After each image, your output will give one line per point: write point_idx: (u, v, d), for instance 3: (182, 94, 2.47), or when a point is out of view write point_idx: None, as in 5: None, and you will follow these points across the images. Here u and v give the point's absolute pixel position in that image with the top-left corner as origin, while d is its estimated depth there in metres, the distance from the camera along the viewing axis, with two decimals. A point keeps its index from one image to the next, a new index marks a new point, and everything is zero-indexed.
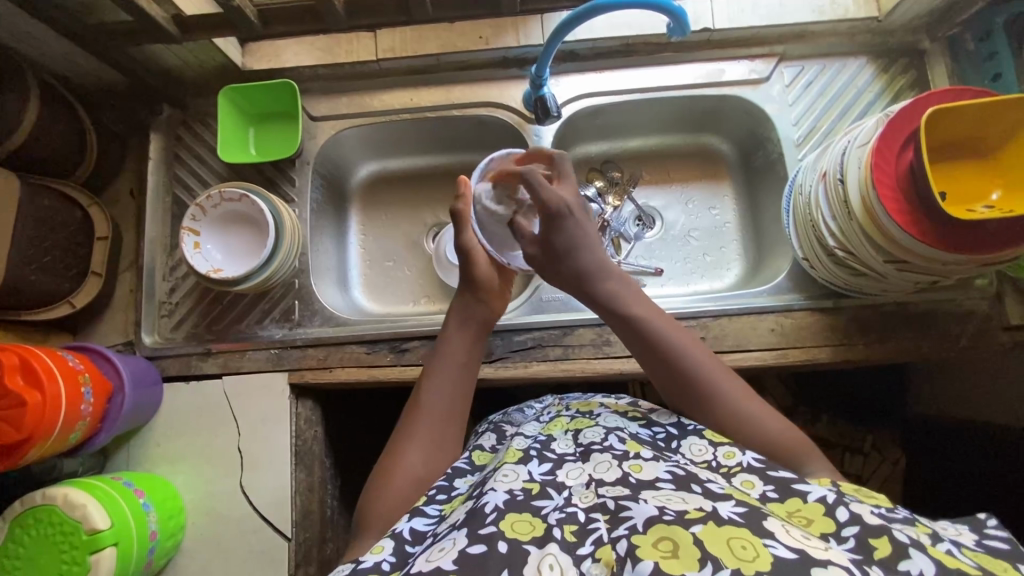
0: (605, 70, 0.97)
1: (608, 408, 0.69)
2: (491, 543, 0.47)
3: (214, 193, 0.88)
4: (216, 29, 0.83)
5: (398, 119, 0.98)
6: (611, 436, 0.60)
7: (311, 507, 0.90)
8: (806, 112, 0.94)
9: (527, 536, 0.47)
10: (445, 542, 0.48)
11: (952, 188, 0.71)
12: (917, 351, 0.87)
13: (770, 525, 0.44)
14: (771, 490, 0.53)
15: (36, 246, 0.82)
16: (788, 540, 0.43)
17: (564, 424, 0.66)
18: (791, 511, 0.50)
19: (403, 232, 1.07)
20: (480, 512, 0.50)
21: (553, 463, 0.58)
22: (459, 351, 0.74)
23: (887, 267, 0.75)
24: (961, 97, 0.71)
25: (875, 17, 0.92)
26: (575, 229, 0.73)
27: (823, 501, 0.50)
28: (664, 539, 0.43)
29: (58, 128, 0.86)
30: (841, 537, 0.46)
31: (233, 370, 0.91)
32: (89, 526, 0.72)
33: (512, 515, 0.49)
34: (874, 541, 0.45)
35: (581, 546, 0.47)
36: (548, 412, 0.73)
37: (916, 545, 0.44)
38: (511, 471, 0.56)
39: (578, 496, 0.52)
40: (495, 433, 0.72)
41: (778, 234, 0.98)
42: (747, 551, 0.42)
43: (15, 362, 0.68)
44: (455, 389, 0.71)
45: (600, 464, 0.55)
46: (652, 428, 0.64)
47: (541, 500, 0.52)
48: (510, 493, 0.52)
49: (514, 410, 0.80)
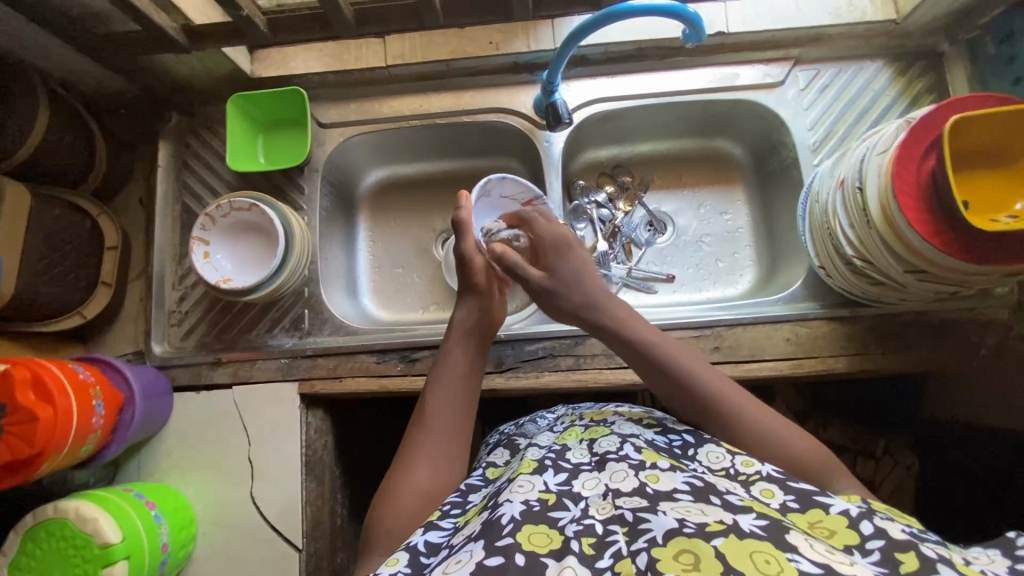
0: (617, 74, 0.96)
1: (622, 415, 0.68)
2: (507, 555, 0.46)
3: (223, 202, 0.88)
4: (224, 38, 0.82)
5: (407, 125, 0.98)
6: (626, 445, 0.59)
7: (322, 517, 0.89)
8: (821, 117, 0.93)
9: (544, 548, 0.47)
10: (462, 554, 0.48)
11: (976, 197, 0.69)
12: (935, 360, 0.85)
13: (792, 539, 0.43)
14: (792, 500, 0.51)
15: (45, 257, 0.82)
16: (812, 555, 0.42)
17: (579, 433, 0.65)
18: (813, 522, 0.49)
19: (413, 237, 1.06)
20: (496, 524, 0.49)
21: (568, 473, 0.56)
22: (461, 363, 0.73)
23: (907, 277, 0.74)
24: (983, 105, 0.69)
25: (894, 19, 0.90)
26: (574, 261, 0.77)
27: (846, 514, 0.49)
28: (685, 552, 0.43)
29: (67, 139, 0.86)
30: (865, 550, 0.45)
31: (243, 380, 0.91)
32: (101, 540, 0.71)
33: (529, 526, 0.48)
34: (902, 556, 0.44)
35: (600, 559, 0.45)
36: (561, 423, 0.71)
37: (943, 560, 0.43)
38: (526, 482, 0.54)
39: (595, 508, 0.51)
40: (508, 448, 0.72)
41: (793, 241, 0.96)
42: (770, 565, 0.41)
43: (26, 378, 0.68)
44: (459, 401, 0.70)
45: (616, 474, 0.54)
46: (668, 435, 0.63)
47: (558, 512, 0.51)
48: (526, 504, 0.51)
49: (528, 422, 0.79)
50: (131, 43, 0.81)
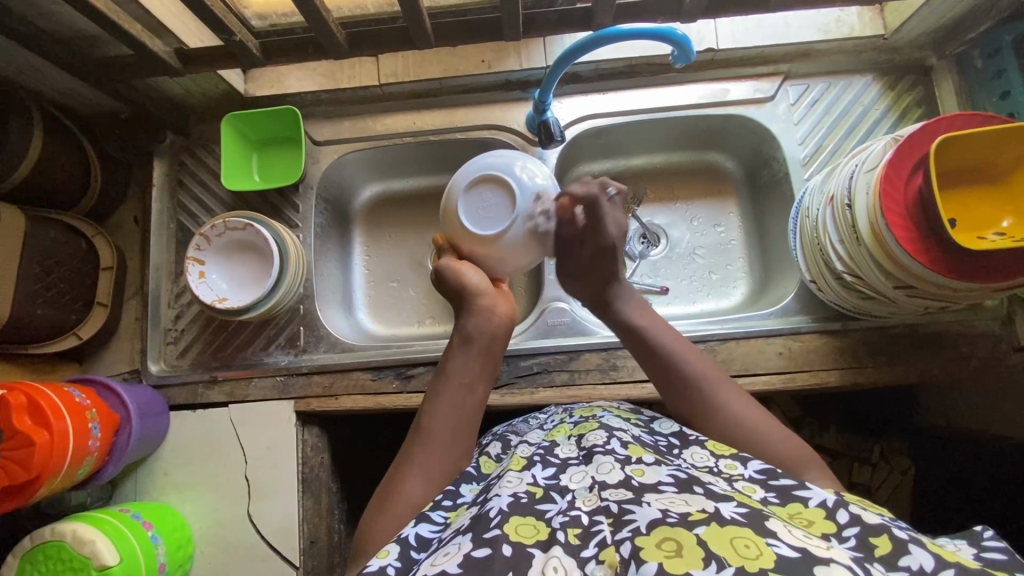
0: (608, 91, 0.96)
1: (611, 412, 0.70)
2: (495, 546, 0.46)
3: (218, 223, 0.89)
4: (217, 60, 0.82)
5: (400, 142, 0.98)
6: (613, 440, 0.59)
7: (319, 534, 0.90)
8: (811, 131, 0.94)
9: (531, 540, 0.46)
10: (450, 547, 0.48)
11: (962, 214, 0.70)
12: (926, 372, 0.86)
13: (772, 525, 0.43)
14: (773, 496, 0.51)
15: (41, 280, 0.83)
16: (791, 540, 0.41)
17: (568, 430, 0.66)
18: (792, 513, 0.48)
19: (408, 252, 1.06)
20: (484, 517, 0.49)
21: (557, 468, 0.57)
22: (468, 371, 0.69)
23: (897, 293, 0.74)
24: (969, 122, 0.70)
25: (882, 34, 0.91)
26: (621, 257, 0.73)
27: (824, 505, 0.48)
28: (669, 540, 0.42)
29: (61, 161, 0.86)
30: (842, 537, 0.45)
31: (239, 399, 0.91)
32: (98, 563, 0.72)
33: (517, 518, 0.49)
34: (875, 540, 0.44)
35: (585, 549, 0.45)
36: (551, 421, 0.73)
37: (915, 541, 0.43)
38: (515, 477, 0.55)
39: (582, 499, 0.51)
40: (501, 441, 0.72)
41: (785, 253, 0.97)
42: (750, 549, 0.40)
43: (22, 402, 0.68)
44: (460, 413, 0.67)
45: (602, 466, 0.54)
46: (655, 436, 0.64)
47: (545, 504, 0.51)
48: (515, 496, 0.52)
49: (519, 420, 0.79)
50: (124, 66, 0.82)
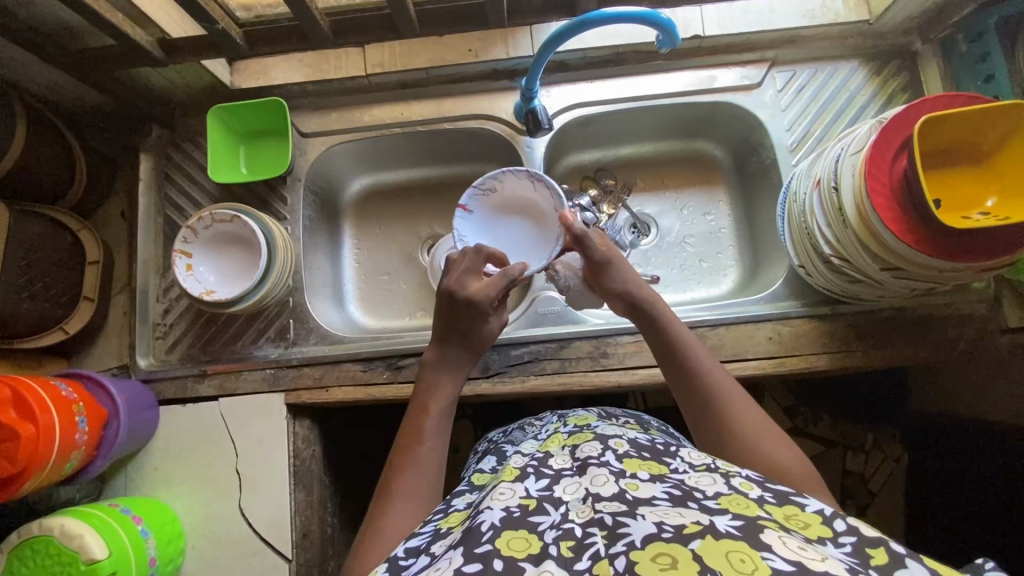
0: (595, 79, 0.96)
1: (605, 420, 0.70)
2: (487, 562, 0.44)
3: (204, 214, 0.88)
4: (201, 51, 0.82)
5: (388, 133, 0.98)
6: (608, 453, 0.58)
7: (312, 526, 0.89)
8: (798, 118, 0.94)
9: (523, 554, 0.45)
10: (442, 562, 0.46)
11: (947, 195, 0.71)
12: (916, 355, 0.86)
13: (767, 537, 0.43)
14: (770, 496, 0.51)
15: (25, 274, 0.82)
16: (786, 553, 0.41)
17: (562, 441, 0.66)
18: (789, 514, 0.48)
19: (398, 244, 1.06)
20: (476, 531, 0.48)
21: (550, 479, 0.56)
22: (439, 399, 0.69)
23: (883, 275, 0.75)
24: (952, 103, 0.70)
25: (866, 20, 0.91)
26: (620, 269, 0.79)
27: (821, 513, 0.48)
28: (663, 554, 0.42)
29: (45, 157, 0.86)
30: (839, 542, 0.45)
31: (229, 392, 0.91)
32: (86, 556, 0.71)
33: (508, 532, 0.48)
34: (873, 551, 0.43)
35: (578, 561, 0.44)
36: (547, 429, 0.72)
37: (913, 556, 0.43)
38: (508, 489, 0.54)
39: (575, 512, 0.50)
40: (496, 455, 0.71)
41: (773, 240, 0.97)
42: (745, 564, 0.40)
43: (8, 395, 0.68)
44: (433, 440, 0.65)
45: (596, 479, 0.53)
46: (650, 434, 0.65)
47: (539, 516, 0.50)
48: (507, 510, 0.50)
49: (517, 429, 0.79)
50: (107, 58, 0.81)
